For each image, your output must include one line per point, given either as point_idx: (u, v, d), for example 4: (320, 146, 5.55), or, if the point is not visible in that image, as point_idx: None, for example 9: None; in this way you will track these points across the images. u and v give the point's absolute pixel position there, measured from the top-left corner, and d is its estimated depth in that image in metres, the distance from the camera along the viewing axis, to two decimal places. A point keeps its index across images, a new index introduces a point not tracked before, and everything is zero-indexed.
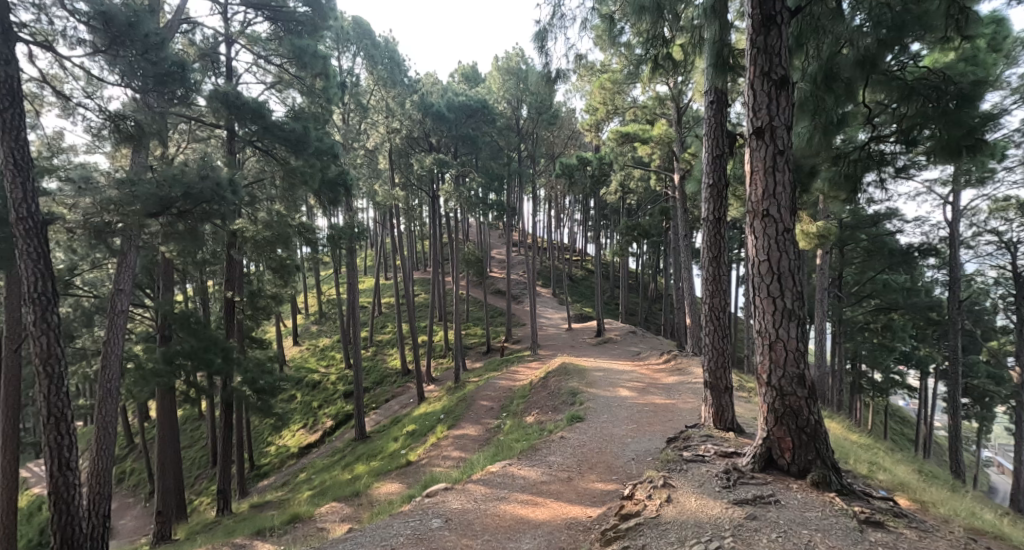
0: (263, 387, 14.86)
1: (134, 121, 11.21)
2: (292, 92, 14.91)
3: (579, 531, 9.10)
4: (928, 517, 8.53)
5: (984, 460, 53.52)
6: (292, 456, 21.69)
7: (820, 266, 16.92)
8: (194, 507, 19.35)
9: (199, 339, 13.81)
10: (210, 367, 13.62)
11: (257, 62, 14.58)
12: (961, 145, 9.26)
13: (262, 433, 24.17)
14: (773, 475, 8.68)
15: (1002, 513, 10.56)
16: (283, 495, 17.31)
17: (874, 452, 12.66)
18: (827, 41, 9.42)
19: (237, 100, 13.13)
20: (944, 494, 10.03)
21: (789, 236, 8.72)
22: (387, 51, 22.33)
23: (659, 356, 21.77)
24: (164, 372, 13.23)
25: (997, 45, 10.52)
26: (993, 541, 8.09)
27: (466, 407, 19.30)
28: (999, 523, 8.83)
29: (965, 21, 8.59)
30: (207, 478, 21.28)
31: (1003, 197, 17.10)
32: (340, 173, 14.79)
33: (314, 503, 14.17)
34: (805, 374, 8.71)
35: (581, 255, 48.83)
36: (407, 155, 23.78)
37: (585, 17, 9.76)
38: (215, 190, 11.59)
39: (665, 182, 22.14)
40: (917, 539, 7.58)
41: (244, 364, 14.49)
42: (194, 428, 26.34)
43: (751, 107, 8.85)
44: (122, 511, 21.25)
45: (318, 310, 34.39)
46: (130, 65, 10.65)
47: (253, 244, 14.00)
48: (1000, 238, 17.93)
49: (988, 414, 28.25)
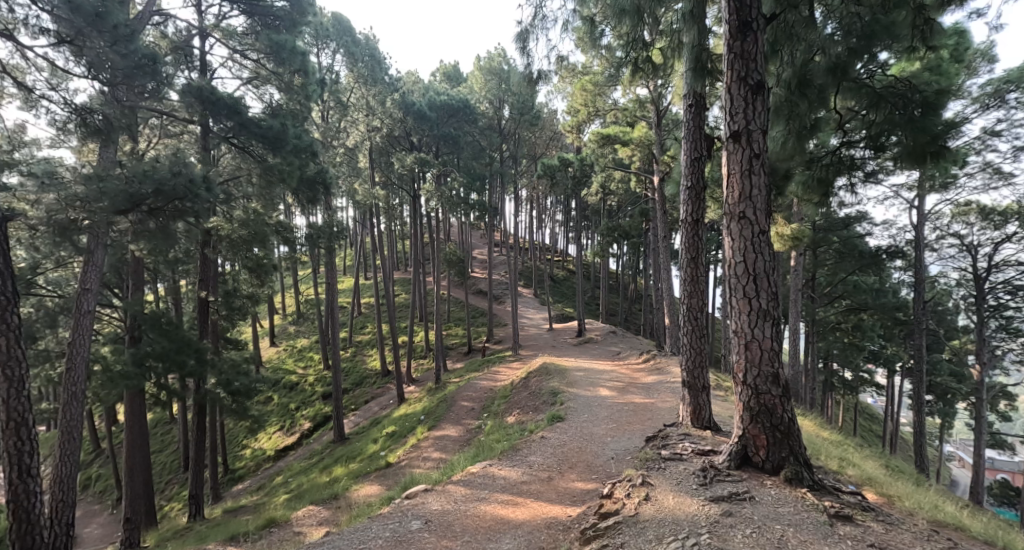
0: (238, 389, 14.63)
1: (101, 115, 11.13)
2: (269, 88, 14.63)
3: (559, 531, 9.15)
4: (893, 510, 8.73)
5: (946, 454, 55.24)
6: (268, 459, 21.48)
7: (795, 266, 17.10)
8: (165, 513, 19.08)
9: (172, 341, 13.64)
10: (183, 369, 13.45)
11: (233, 57, 14.39)
12: (927, 152, 9.40)
13: (238, 436, 23.92)
14: (749, 472, 8.81)
15: (963, 505, 10.86)
16: (259, 499, 17.15)
17: (845, 449, 12.91)
18: (800, 48, 9.70)
19: (212, 95, 13.00)
20: (909, 487, 10.27)
21: (765, 238, 8.85)
22: (368, 48, 22.16)
23: (638, 356, 21.94)
24: (133, 374, 13.01)
25: (960, 56, 10.94)
26: (956, 534, 8.31)
27: (446, 408, 19.33)
28: (961, 515, 9.07)
29: (930, 31, 8.86)
30: (179, 482, 20.99)
31: (964, 201, 17.49)
32: (318, 171, 14.72)
33: (291, 507, 14.07)
34: (779, 373, 8.86)
35: (562, 255, 49.05)
36: (388, 154, 23.82)
37: (567, 19, 9.82)
38: (188, 187, 11.45)
39: (644, 183, 22.26)
40: (885, 533, 7.75)
41: (219, 365, 14.30)
42: (165, 431, 26.01)
43: (728, 111, 8.98)
44: (88, 519, 20.88)
45: (296, 310, 34.09)
46: (98, 57, 10.47)
47: (229, 242, 13.96)
48: (962, 241, 18.34)
49: (952, 411, 29.02)
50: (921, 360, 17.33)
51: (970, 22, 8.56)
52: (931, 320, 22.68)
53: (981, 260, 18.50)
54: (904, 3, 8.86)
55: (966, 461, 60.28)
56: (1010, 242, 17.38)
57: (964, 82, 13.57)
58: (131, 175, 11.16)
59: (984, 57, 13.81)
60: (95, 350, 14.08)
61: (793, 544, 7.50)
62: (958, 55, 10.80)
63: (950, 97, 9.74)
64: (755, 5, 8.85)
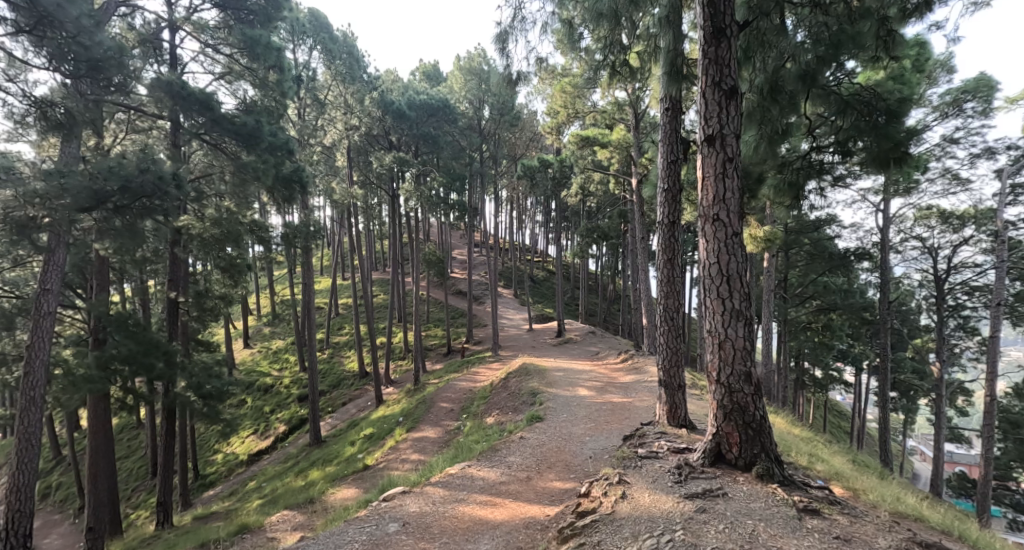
0: (210, 392, 14.30)
1: (63, 109, 10.93)
2: (243, 84, 14.41)
3: (536, 530, 9.21)
4: (858, 503, 8.93)
5: (912, 450, 56.71)
6: (241, 464, 21.20)
7: (768, 268, 17.31)
8: (132, 521, 18.75)
9: (139, 342, 13.19)
10: (151, 372, 13.13)
11: (204, 52, 14.19)
12: (890, 158, 9.64)
13: (209, 440, 23.57)
14: (722, 469, 8.93)
15: (925, 497, 11.16)
16: (231, 505, 16.93)
17: (816, 445, 13.14)
18: (772, 55, 9.86)
19: (183, 90, 12.85)
20: (873, 481, 10.49)
21: (737, 240, 9.01)
22: (345, 45, 22.01)
23: (617, 356, 22.07)
24: (97, 378, 12.68)
25: (922, 66, 11.56)
26: (915, 524, 8.54)
27: (425, 409, 19.24)
28: (921, 507, 9.30)
29: (892, 43, 9.09)
30: (147, 489, 20.63)
31: (926, 205, 17.90)
32: (294, 169, 14.56)
33: (264, 512, 13.92)
34: (751, 371, 8.99)
35: (542, 255, 49.25)
36: (366, 153, 23.87)
37: (546, 20, 9.98)
38: (157, 184, 11.32)
39: (623, 185, 22.41)
40: (850, 525, 7.92)
41: (189, 369, 14.02)
42: (133, 436, 25.55)
43: (702, 114, 9.10)
44: (48, 529, 20.42)
45: (271, 311, 33.77)
46: (59, 48, 10.31)
47: (200, 242, 13.78)
48: (924, 244, 18.82)
49: (916, 408, 29.74)
50: (886, 358, 17.71)
51: (930, 34, 8.87)
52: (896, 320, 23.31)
53: (942, 261, 18.95)
54: (868, 15, 9.10)
55: (926, 454, 61.90)
56: (967, 245, 17.85)
57: (924, 91, 14.35)
58: (96, 171, 10.98)
59: (943, 67, 14.55)
60: (58, 351, 13.79)
61: (763, 538, 7.64)
62: (921, 64, 11.42)
63: (912, 104, 10.00)
64: (729, 12, 9.00)
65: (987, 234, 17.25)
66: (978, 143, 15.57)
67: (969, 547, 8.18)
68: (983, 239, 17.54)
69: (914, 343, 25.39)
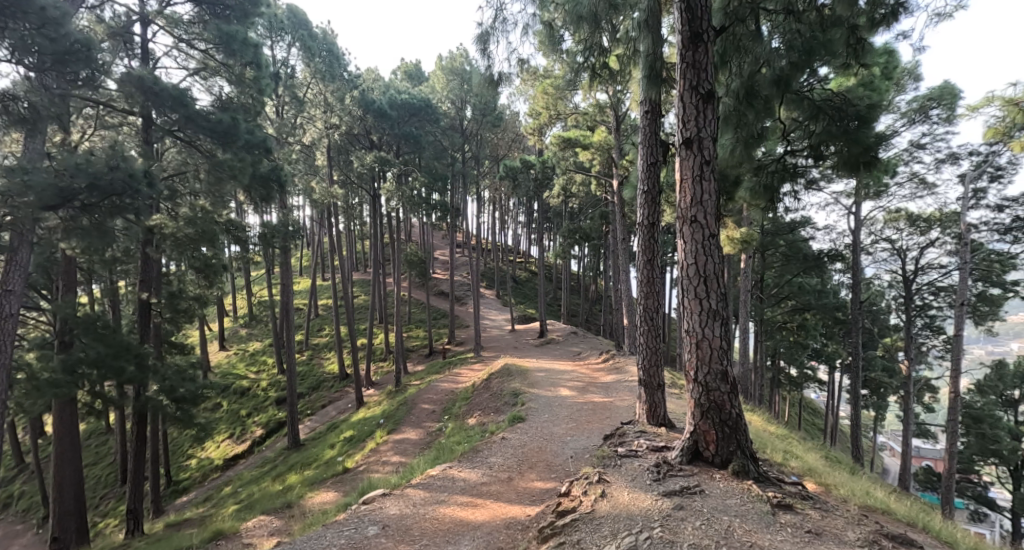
0: (183, 396, 14.03)
1: (26, 103, 10.86)
2: (218, 80, 14.29)
3: (517, 530, 9.25)
4: (829, 498, 9.12)
5: (882, 446, 58.07)
6: (216, 469, 20.93)
7: (745, 268, 17.50)
8: (100, 530, 18.42)
9: (108, 345, 12.91)
10: (121, 375, 12.84)
11: (178, 46, 14.00)
12: (860, 162, 9.80)
13: (183, 445, 23.21)
14: (699, 467, 9.03)
15: (893, 492, 11.42)
16: (205, 511, 16.68)
17: (790, 442, 13.35)
18: (748, 60, 10.00)
19: (155, 85, 12.70)
20: (845, 476, 10.71)
21: (715, 241, 9.11)
22: (325, 43, 21.79)
23: (598, 356, 22.17)
24: (63, 381, 12.32)
25: (889, 74, 12.06)
26: (882, 517, 8.77)
27: (407, 411, 19.17)
28: (889, 501, 9.53)
29: (861, 51, 9.40)
30: (116, 497, 20.30)
31: (895, 208, 18.24)
32: (272, 168, 14.43)
33: (240, 518, 13.75)
34: (728, 370, 9.10)
35: (524, 256, 49.42)
36: (347, 152, 24.25)
37: (527, 22, 10.13)
38: (127, 182, 11.18)
39: (604, 187, 22.51)
40: (822, 520, 8.07)
41: (162, 372, 13.72)
42: (101, 442, 25.08)
43: (680, 118, 9.21)
44: (10, 540, 19.98)
45: (248, 313, 33.39)
46: (23, 39, 10.16)
47: (174, 241, 13.60)
48: (893, 246, 19.16)
49: (886, 405, 30.36)
50: (856, 356, 18.04)
51: (897, 43, 9.15)
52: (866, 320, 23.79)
53: (909, 262, 19.29)
54: (839, 23, 9.33)
55: (896, 450, 62.95)
56: (934, 247, 18.20)
57: (892, 99, 14.99)
58: (62, 168, 10.81)
59: (910, 75, 15.10)
60: (22, 354, 13.46)
61: (738, 535, 7.75)
62: (888, 74, 11.83)
63: (881, 109, 10.16)
64: (706, 17, 9.11)
65: (951, 236, 17.63)
66: (942, 149, 16.04)
67: (933, 538, 8.42)
68: (948, 241, 17.91)
69: (885, 343, 25.92)
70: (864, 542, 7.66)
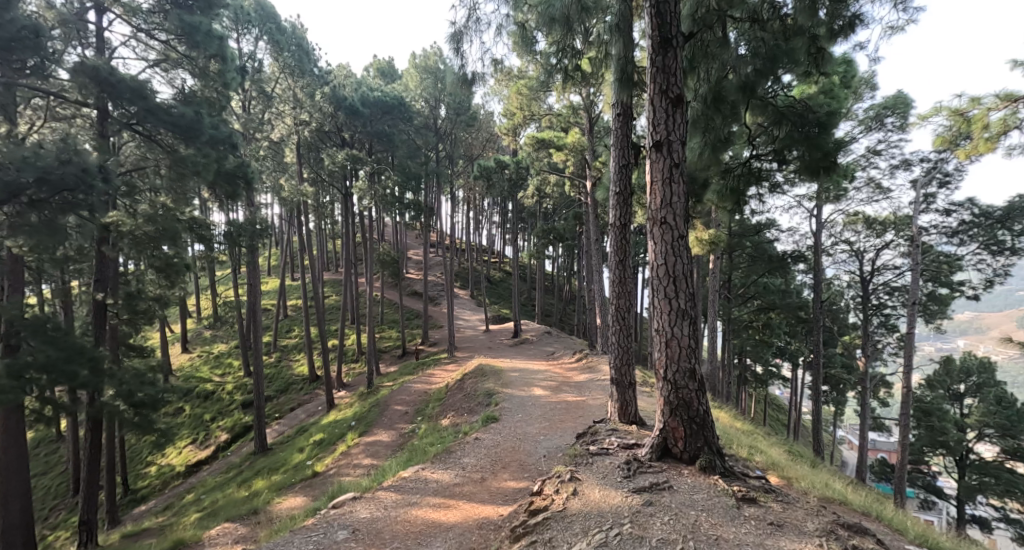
0: (142, 400, 13.41)
1: None
2: (181, 72, 14.06)
3: (489, 530, 9.29)
4: (791, 491, 9.37)
5: (843, 440, 60.02)
6: (177, 476, 20.45)
7: (714, 268, 17.73)
8: (49, 543, 17.85)
9: (60, 348, 12.03)
10: (74, 380, 11.97)
11: (136, 36, 13.66)
12: (820, 167, 10.05)
13: (141, 452, 22.53)
14: (668, 463, 9.17)
15: (852, 483, 11.76)
16: (166, 519, 16.33)
17: (755, 437, 13.63)
18: (715, 66, 10.19)
19: (111, 76, 12.30)
20: (806, 469, 11.00)
21: (683, 242, 9.26)
22: (295, 36, 21.48)
23: (571, 356, 22.28)
24: (10, 387, 11.32)
25: (847, 83, 13.25)
26: (840, 508, 9.11)
27: (379, 413, 19.07)
28: (847, 492, 9.84)
29: (822, 59, 9.65)
30: (67, 507, 19.77)
31: (853, 211, 18.71)
32: (238, 164, 14.26)
33: (204, 525, 13.52)
34: (696, 368, 9.25)
35: (498, 256, 49.50)
36: (317, 149, 23.66)
37: (500, 22, 10.24)
38: (80, 176, 11.17)
39: (577, 187, 22.64)
40: (783, 512, 8.25)
41: (119, 376, 13.07)
42: (51, 451, 24.41)
43: (650, 121, 9.34)
44: None
45: (212, 314, 32.77)
46: None
47: (132, 239, 13.24)
48: (852, 247, 19.67)
49: (845, 400, 31.19)
50: (818, 354, 18.46)
51: (855, 54, 9.48)
52: (827, 319, 24.40)
53: (866, 264, 19.84)
54: (801, 33, 9.58)
55: (855, 443, 64.50)
56: (889, 249, 18.72)
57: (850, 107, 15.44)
58: (8, 161, 10.73)
59: (867, 84, 15.52)
60: None
61: (705, 528, 7.90)
62: (847, 82, 13.12)
63: (840, 116, 10.44)
64: (676, 22, 9.26)
65: (904, 239, 18.11)
66: (896, 155, 16.53)
67: (886, 527, 8.76)
68: (902, 243, 18.43)
69: (845, 341, 26.63)
70: (822, 533, 7.85)
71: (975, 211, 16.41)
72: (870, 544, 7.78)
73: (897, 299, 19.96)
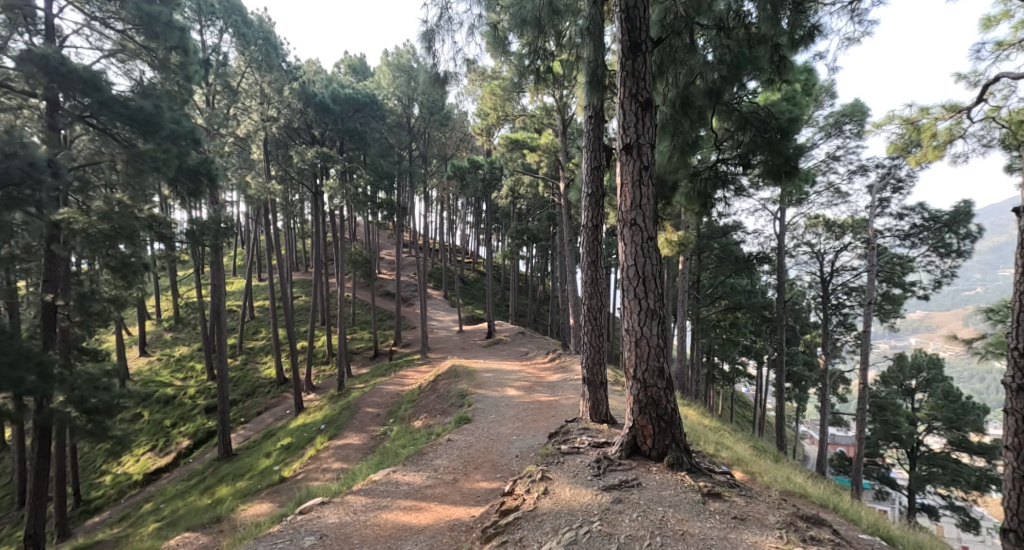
0: (95, 407, 13.06)
1: None
2: (139, 63, 13.72)
3: (461, 531, 9.30)
4: (754, 485, 9.57)
5: (807, 437, 61.28)
6: (134, 485, 19.94)
7: (683, 269, 17.92)
8: None
9: (3, 353, 11.44)
10: (20, 386, 11.46)
11: (91, 25, 13.30)
12: (782, 171, 10.29)
13: (95, 461, 21.86)
14: (637, 460, 9.28)
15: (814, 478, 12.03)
16: (121, 530, 15.91)
17: (721, 433, 13.86)
18: (683, 71, 10.35)
19: (62, 67, 11.95)
20: (770, 464, 11.25)
21: (652, 243, 9.38)
22: (260, 30, 20.49)
23: (543, 356, 22.37)
24: None
25: (808, 90, 13.57)
26: (800, 500, 9.36)
27: (349, 416, 18.90)
28: (808, 485, 10.09)
29: (784, 68, 9.91)
30: (14, 520, 19.15)
31: (815, 213, 19.13)
32: (200, 161, 14.04)
33: (163, 536, 13.27)
34: (664, 367, 9.38)
35: (472, 257, 49.56)
36: (286, 147, 23.37)
37: (473, 23, 10.25)
38: (26, 170, 11.05)
39: (550, 188, 22.75)
40: (746, 506, 8.43)
41: (69, 381, 12.68)
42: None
43: (620, 124, 9.44)
44: None
45: (174, 316, 32.09)
46: None
47: (86, 238, 12.87)
48: (813, 249, 20.12)
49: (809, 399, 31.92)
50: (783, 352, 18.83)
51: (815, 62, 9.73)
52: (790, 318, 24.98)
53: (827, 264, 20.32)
54: (764, 41, 9.80)
55: (818, 438, 65.90)
56: (848, 250, 19.19)
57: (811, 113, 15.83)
58: None
59: (827, 92, 15.92)
60: None
61: (671, 524, 8.01)
62: (808, 89, 13.46)
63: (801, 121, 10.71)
64: (645, 28, 9.37)
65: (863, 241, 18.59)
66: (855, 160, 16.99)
67: (844, 518, 9.01)
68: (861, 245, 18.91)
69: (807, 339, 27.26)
70: (782, 525, 8.03)
71: (925, 215, 16.92)
72: (827, 535, 8.00)
73: (855, 299, 20.50)
